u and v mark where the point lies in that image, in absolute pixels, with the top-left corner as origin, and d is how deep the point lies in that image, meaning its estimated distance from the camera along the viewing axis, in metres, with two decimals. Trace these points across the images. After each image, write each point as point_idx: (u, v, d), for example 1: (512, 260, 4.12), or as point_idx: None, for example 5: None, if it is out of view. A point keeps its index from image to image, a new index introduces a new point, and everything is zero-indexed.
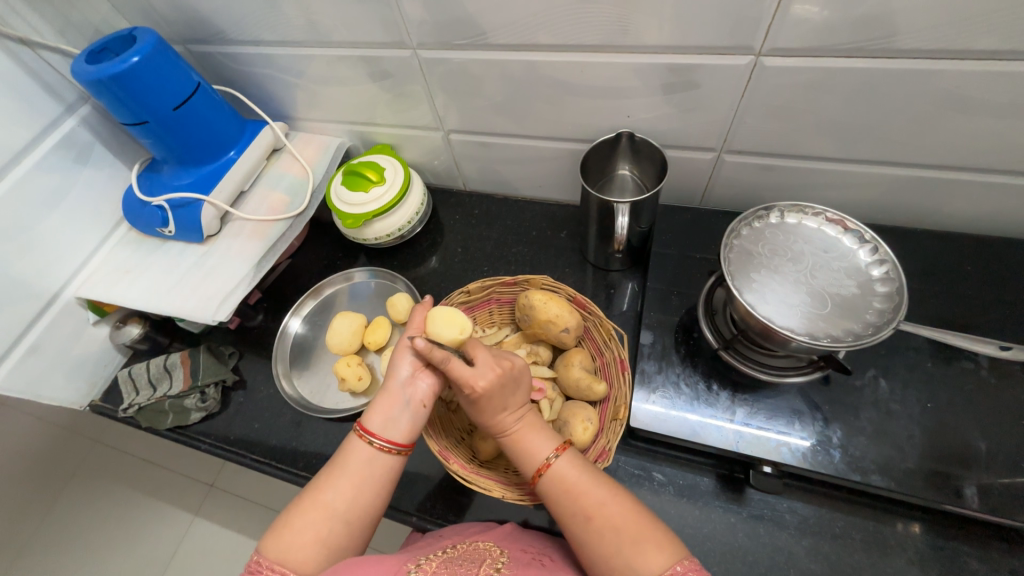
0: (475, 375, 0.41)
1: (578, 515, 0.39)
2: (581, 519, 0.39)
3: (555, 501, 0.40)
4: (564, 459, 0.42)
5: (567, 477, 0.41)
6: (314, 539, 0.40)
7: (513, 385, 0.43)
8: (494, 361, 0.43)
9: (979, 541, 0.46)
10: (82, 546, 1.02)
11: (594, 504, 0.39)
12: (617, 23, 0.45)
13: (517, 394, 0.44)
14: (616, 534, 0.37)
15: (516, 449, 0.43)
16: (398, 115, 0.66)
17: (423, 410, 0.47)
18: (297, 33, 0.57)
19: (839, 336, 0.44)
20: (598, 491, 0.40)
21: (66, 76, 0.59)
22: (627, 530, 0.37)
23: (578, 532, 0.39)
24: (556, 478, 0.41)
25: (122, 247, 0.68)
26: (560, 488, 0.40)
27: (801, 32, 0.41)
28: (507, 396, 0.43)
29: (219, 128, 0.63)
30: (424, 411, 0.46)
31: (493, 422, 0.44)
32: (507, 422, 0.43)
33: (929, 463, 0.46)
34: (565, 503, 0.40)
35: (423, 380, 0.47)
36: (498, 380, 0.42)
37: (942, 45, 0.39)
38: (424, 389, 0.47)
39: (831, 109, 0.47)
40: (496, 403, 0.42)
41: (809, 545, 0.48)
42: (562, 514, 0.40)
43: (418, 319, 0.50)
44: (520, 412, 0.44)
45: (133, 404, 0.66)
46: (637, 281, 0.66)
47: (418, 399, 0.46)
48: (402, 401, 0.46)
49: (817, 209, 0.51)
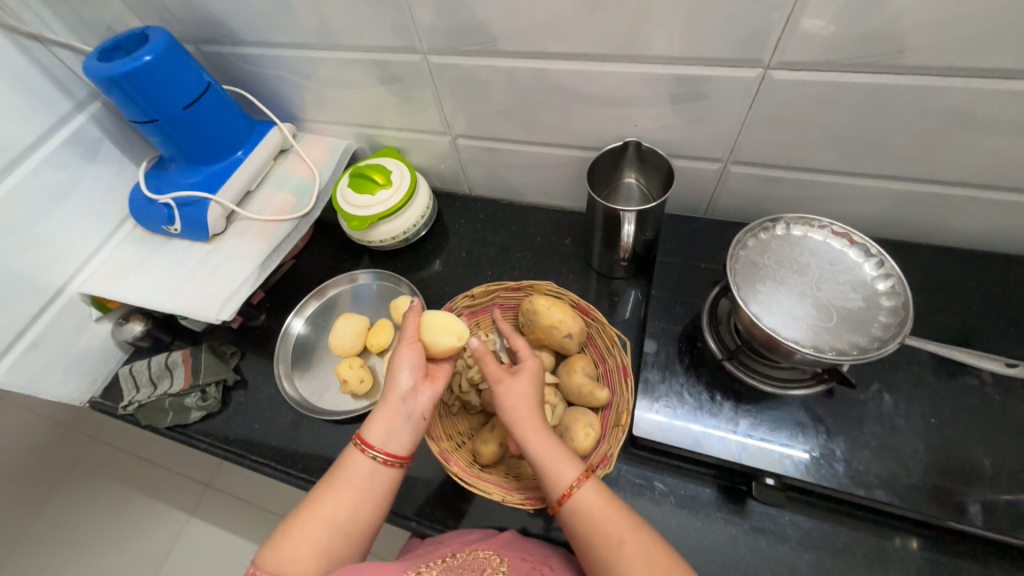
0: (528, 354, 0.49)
1: (610, 538, 0.38)
2: (613, 543, 0.38)
3: (583, 528, 0.39)
4: (586, 488, 0.40)
5: (591, 503, 0.40)
6: (313, 550, 0.40)
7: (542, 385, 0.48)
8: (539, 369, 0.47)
9: (982, 559, 0.46)
10: (75, 544, 1.02)
11: (626, 529, 0.38)
12: (627, 32, 0.45)
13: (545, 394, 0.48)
14: (647, 562, 0.37)
15: (551, 453, 0.42)
16: (405, 119, 0.66)
17: (423, 422, 0.46)
18: (309, 36, 0.57)
19: (844, 349, 0.44)
20: (626, 515, 0.40)
21: (77, 73, 0.60)
22: (657, 560, 0.37)
23: (605, 558, 0.38)
24: (580, 505, 0.40)
25: (127, 244, 0.68)
26: (591, 510, 0.40)
27: (810, 46, 0.42)
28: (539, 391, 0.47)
29: (228, 128, 0.63)
30: (424, 423, 0.46)
31: (535, 416, 0.44)
32: (543, 423, 0.44)
33: (933, 479, 0.45)
34: (596, 526, 0.39)
35: (424, 392, 0.47)
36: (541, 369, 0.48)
37: (950, 62, 0.40)
38: (424, 402, 0.47)
39: (839, 122, 0.48)
40: (538, 395, 0.46)
41: (810, 558, 0.47)
42: (590, 538, 0.39)
43: (412, 328, 0.49)
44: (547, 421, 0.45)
45: (133, 401, 0.65)
46: (641, 289, 0.66)
47: (418, 411, 0.46)
48: (403, 415, 0.45)
49: (823, 222, 0.51)
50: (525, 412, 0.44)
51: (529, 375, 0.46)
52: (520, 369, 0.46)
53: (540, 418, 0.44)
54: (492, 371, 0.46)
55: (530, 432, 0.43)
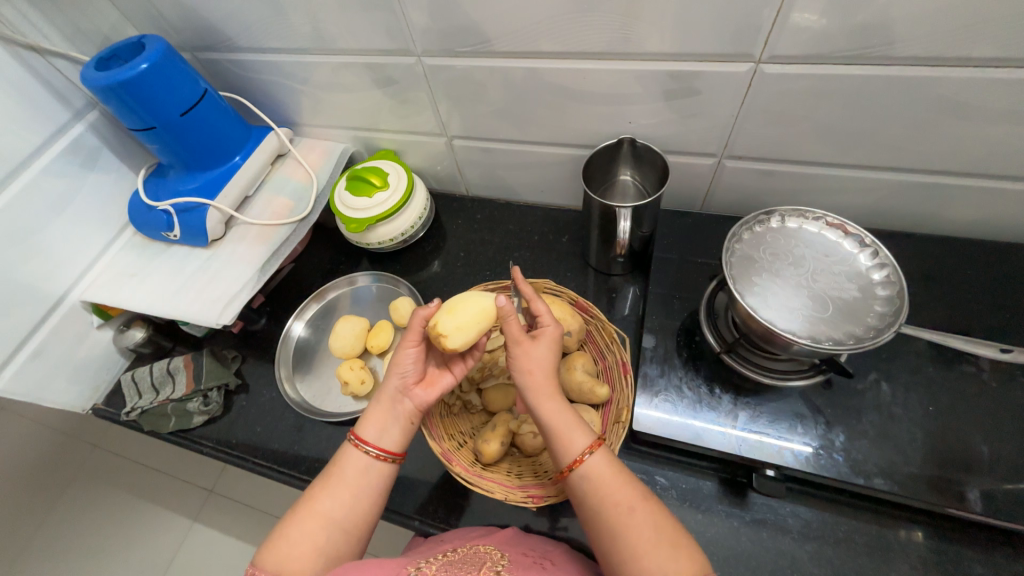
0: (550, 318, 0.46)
1: (619, 505, 0.38)
2: (622, 509, 0.38)
3: (596, 494, 0.39)
4: (597, 456, 0.40)
5: (603, 473, 0.40)
6: (311, 548, 0.40)
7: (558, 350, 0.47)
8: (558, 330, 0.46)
9: (983, 546, 0.46)
10: (80, 553, 1.02)
11: (637, 499, 0.38)
12: (619, 30, 0.46)
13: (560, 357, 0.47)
14: (655, 533, 0.36)
15: (565, 419, 0.42)
16: (401, 121, 0.67)
17: (411, 426, 0.47)
18: (303, 41, 0.58)
19: (841, 338, 0.45)
20: (637, 488, 0.39)
21: (75, 83, 0.60)
22: (666, 533, 0.36)
23: (613, 524, 0.38)
24: (590, 471, 0.40)
25: (128, 251, 0.69)
26: (599, 481, 0.39)
27: (800, 39, 0.42)
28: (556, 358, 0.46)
29: (224, 133, 0.63)
30: (412, 427, 0.47)
31: (551, 382, 0.44)
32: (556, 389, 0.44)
33: (933, 467, 0.46)
34: (606, 492, 0.39)
35: (413, 397, 0.47)
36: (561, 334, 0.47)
37: (939, 52, 0.40)
38: (412, 406, 0.47)
39: (831, 115, 0.48)
40: (555, 362, 0.45)
41: (812, 549, 0.47)
42: (600, 505, 0.39)
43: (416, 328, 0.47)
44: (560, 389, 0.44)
45: (137, 408, 0.66)
46: (639, 285, 0.67)
47: (406, 415, 0.46)
48: (393, 414, 0.46)
49: (817, 214, 0.52)
50: (542, 378, 0.43)
51: (547, 341, 0.45)
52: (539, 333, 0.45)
53: (555, 386, 0.44)
54: (513, 333, 0.44)
55: (545, 399, 0.43)
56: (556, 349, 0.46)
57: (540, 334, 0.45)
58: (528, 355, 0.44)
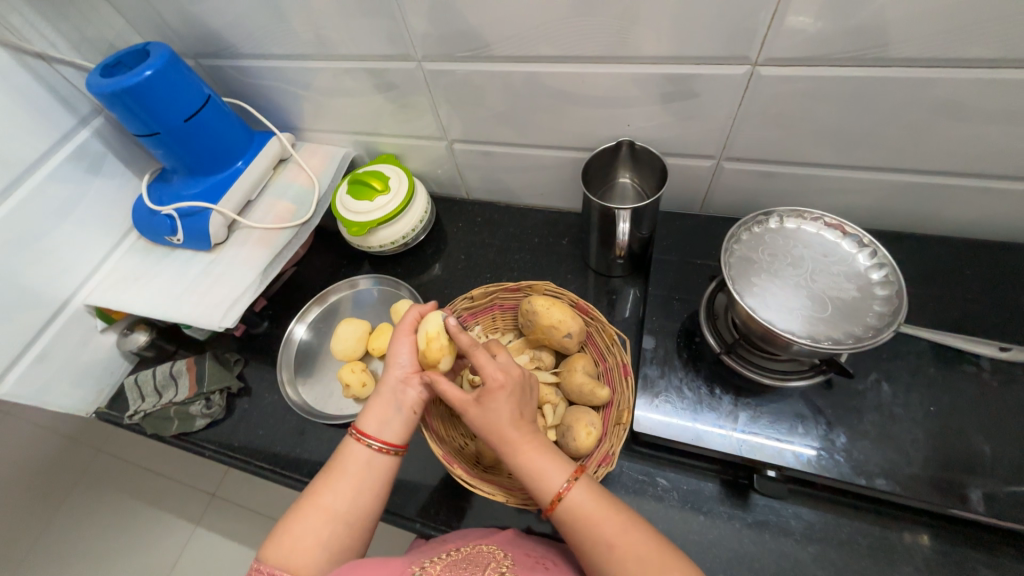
0: (498, 370, 0.44)
1: (600, 545, 0.38)
2: (602, 548, 0.38)
3: (573, 530, 0.39)
4: (577, 490, 0.40)
5: (584, 504, 0.40)
6: (315, 543, 0.40)
7: (528, 392, 0.45)
8: (512, 365, 0.45)
9: (985, 547, 0.46)
10: (84, 558, 1.02)
11: (615, 533, 0.38)
12: (616, 33, 0.46)
13: (530, 398, 0.45)
14: (640, 565, 0.36)
15: (526, 473, 0.41)
16: (402, 126, 0.67)
17: (414, 416, 0.47)
18: (305, 47, 0.58)
19: (841, 337, 0.45)
20: (618, 518, 0.39)
21: (81, 90, 0.61)
22: (654, 562, 0.36)
23: (597, 559, 0.38)
24: (574, 508, 0.39)
25: (133, 255, 0.69)
26: (578, 516, 0.39)
27: (795, 42, 0.42)
28: (522, 403, 0.44)
29: (228, 139, 0.64)
30: (414, 417, 0.47)
31: (502, 436, 0.42)
32: (519, 437, 0.42)
33: (938, 470, 0.45)
34: (584, 532, 0.39)
35: (415, 385, 0.48)
36: (518, 379, 0.44)
37: (933, 55, 0.40)
38: (416, 394, 0.47)
39: (828, 117, 0.48)
40: (516, 411, 0.43)
41: (816, 552, 0.47)
42: (581, 542, 0.39)
43: (412, 318, 0.51)
44: (535, 429, 0.43)
45: (138, 411, 0.66)
46: (639, 287, 0.67)
47: (408, 404, 0.47)
48: (394, 405, 0.46)
49: (816, 214, 0.52)
50: (498, 437, 0.42)
51: (493, 396, 0.42)
52: (485, 391, 0.43)
53: (524, 433, 0.42)
54: (457, 398, 0.44)
55: (519, 448, 0.42)
56: (517, 400, 0.43)
57: (484, 392, 0.43)
58: (478, 410, 0.43)
